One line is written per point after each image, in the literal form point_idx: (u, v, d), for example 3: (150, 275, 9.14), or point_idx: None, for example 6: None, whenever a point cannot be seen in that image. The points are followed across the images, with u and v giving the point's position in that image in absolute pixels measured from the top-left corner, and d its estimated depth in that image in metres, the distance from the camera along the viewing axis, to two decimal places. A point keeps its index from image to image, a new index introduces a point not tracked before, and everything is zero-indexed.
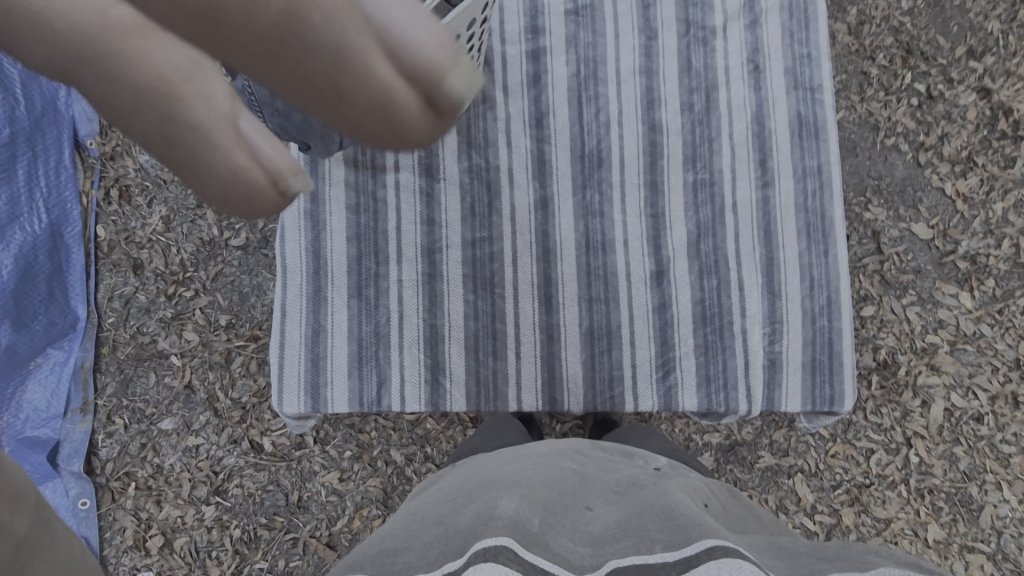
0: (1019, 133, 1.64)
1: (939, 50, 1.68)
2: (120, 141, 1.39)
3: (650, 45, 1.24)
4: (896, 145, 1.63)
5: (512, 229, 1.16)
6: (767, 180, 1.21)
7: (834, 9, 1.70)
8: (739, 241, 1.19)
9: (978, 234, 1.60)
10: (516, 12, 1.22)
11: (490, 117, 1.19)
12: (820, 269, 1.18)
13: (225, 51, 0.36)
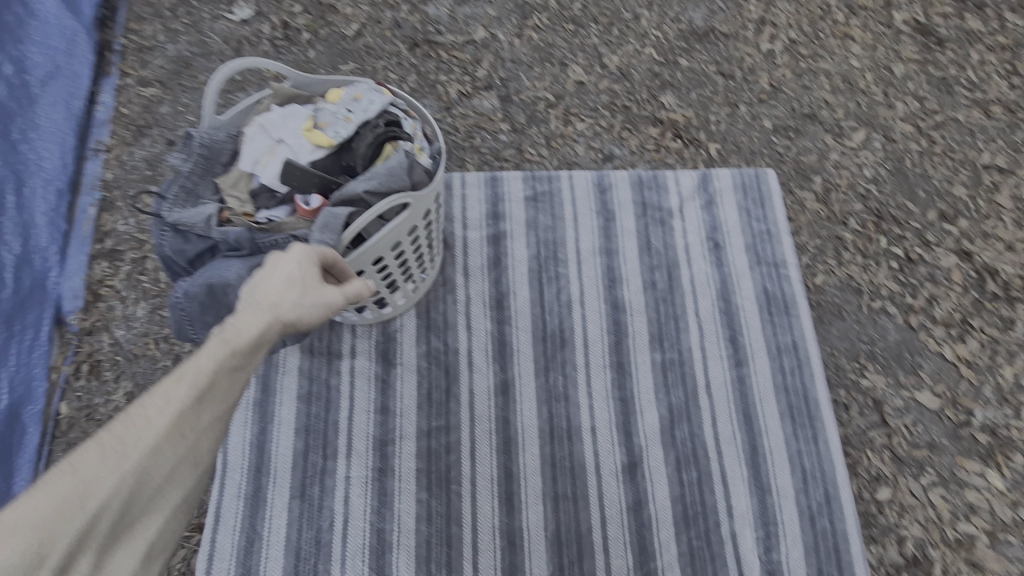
0: (1010, 294, 1.61)
1: (910, 214, 1.72)
2: (101, 317, 1.44)
3: (609, 226, 1.26)
4: (884, 307, 1.59)
5: (470, 417, 1.09)
6: (740, 358, 1.13)
7: (800, 178, 1.78)
8: (718, 427, 1.08)
9: (991, 402, 1.48)
10: (478, 200, 1.29)
11: (451, 299, 1.18)
12: (810, 458, 1.05)
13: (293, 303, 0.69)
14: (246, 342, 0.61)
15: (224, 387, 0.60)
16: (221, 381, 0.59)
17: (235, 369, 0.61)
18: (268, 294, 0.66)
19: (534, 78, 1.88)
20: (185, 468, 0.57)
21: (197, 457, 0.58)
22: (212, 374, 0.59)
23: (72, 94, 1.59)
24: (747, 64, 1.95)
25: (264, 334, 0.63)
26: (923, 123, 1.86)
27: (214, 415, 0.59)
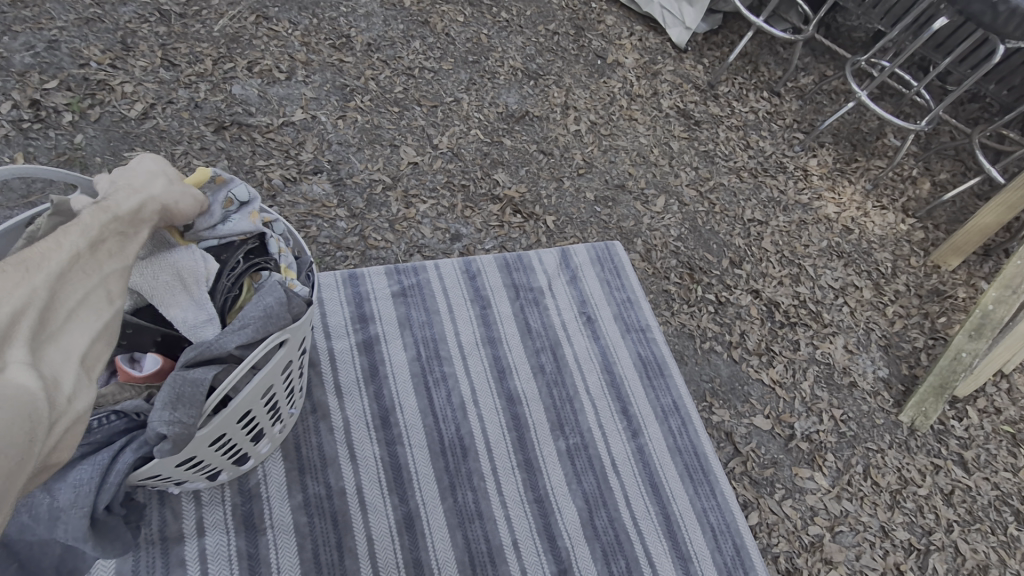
0: (792, 320, 1.99)
1: (711, 264, 2.04)
2: None
3: (486, 313, 1.21)
4: (712, 347, 1.83)
5: (372, 572, 0.89)
6: (635, 428, 1.16)
7: (624, 242, 1.98)
8: (632, 504, 1.07)
9: (803, 414, 1.77)
10: (339, 304, 1.13)
11: (324, 429, 0.99)
12: (715, 514, 1.10)
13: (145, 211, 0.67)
14: (126, 211, 0.64)
15: (114, 247, 0.62)
16: (111, 235, 0.62)
17: (121, 234, 0.63)
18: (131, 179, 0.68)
19: (366, 160, 1.78)
20: (95, 309, 0.57)
21: (106, 295, 0.58)
22: (101, 231, 0.60)
23: None
24: (562, 142, 2.14)
25: (141, 208, 0.66)
26: (701, 188, 2.25)
27: (108, 272, 0.60)
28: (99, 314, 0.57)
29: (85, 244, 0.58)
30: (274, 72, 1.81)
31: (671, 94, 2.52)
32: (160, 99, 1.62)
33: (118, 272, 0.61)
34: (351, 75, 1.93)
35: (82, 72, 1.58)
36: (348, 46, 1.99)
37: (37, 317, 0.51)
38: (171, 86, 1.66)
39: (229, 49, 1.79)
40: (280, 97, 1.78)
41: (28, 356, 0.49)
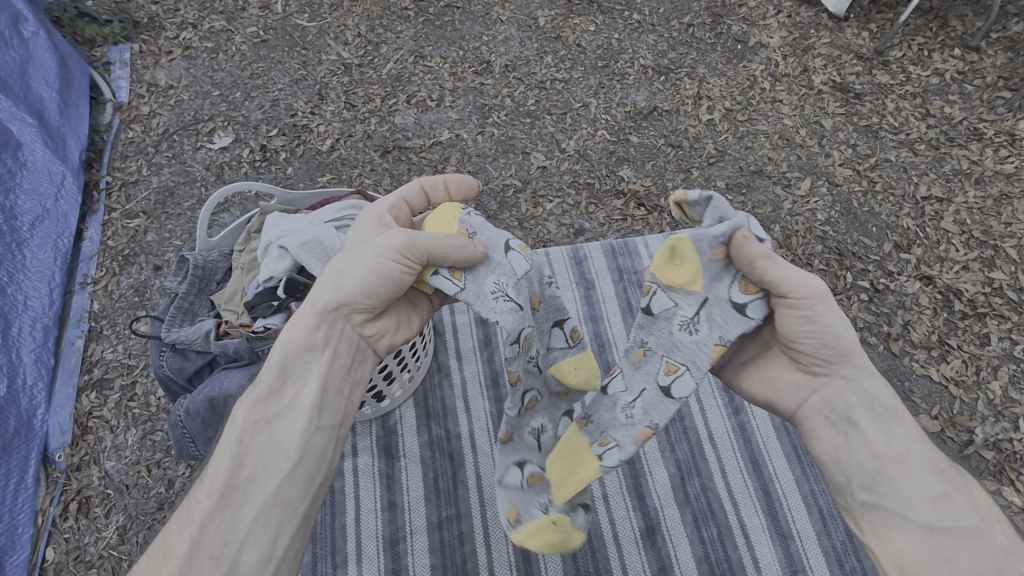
0: (979, 310, 1.70)
1: (868, 248, 1.84)
2: (89, 450, 1.39)
3: (590, 294, 1.32)
4: (864, 338, 1.66)
5: (480, 501, 1.07)
6: (737, 405, 1.17)
7: (759, 229, 1.89)
8: (728, 477, 1.09)
9: (988, 417, 1.52)
10: None
11: (446, 385, 1.20)
12: (825, 497, 1.07)
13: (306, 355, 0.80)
14: (285, 363, 0.79)
15: (275, 406, 0.77)
16: (276, 392, 0.78)
17: (278, 388, 0.78)
18: (319, 298, 0.82)
19: (501, 168, 2.02)
20: (269, 470, 0.73)
21: (281, 454, 0.74)
22: (259, 405, 0.77)
23: (60, 233, 1.68)
24: (692, 133, 2.12)
25: (303, 352, 0.79)
26: (860, 166, 2.03)
27: (274, 433, 0.75)
28: (273, 467, 0.73)
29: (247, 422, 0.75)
30: (427, 102, 2.16)
31: (825, 68, 2.29)
32: (343, 134, 2.06)
33: (284, 428, 0.75)
34: (490, 95, 2.19)
35: (293, 121, 2.08)
36: (489, 71, 2.26)
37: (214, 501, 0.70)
38: (352, 124, 2.09)
39: (394, 88, 2.19)
40: (432, 121, 2.11)
41: (209, 541, 0.68)
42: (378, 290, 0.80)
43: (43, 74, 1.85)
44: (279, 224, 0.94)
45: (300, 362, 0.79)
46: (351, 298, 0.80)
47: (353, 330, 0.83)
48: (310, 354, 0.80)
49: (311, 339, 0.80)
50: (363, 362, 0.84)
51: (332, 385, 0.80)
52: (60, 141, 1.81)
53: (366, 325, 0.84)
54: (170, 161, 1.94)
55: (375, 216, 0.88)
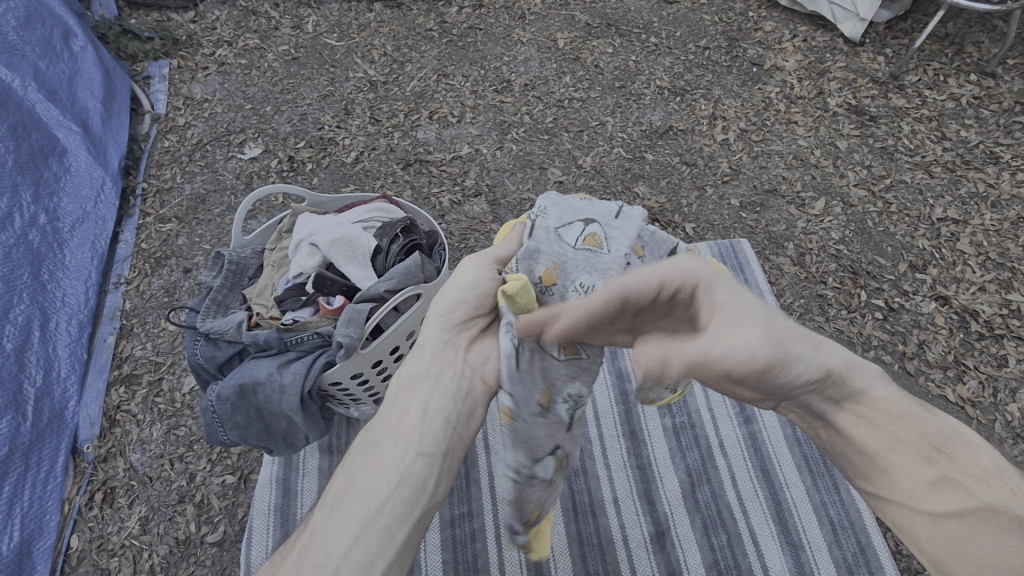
0: (996, 332, 1.69)
1: (883, 268, 1.84)
2: (116, 443, 1.44)
3: None
4: (878, 356, 1.66)
5: (492, 500, 1.10)
6: (748, 415, 1.19)
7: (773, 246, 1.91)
8: (738, 485, 1.11)
9: (1006, 440, 1.52)
10: None
11: None
12: (836, 508, 1.07)
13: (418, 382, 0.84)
14: (404, 381, 0.84)
15: (387, 427, 0.80)
16: (390, 412, 0.82)
17: (393, 410, 0.82)
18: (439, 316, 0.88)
19: (519, 182, 2.07)
20: (372, 485, 0.74)
21: (384, 471, 0.75)
22: (375, 430, 0.81)
23: (97, 235, 1.76)
24: (707, 152, 2.16)
25: (416, 373, 0.84)
26: (874, 186, 2.04)
27: (383, 452, 0.77)
28: (377, 483, 0.74)
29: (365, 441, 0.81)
30: (449, 118, 2.23)
31: (840, 91, 2.32)
32: (368, 148, 2.14)
33: (391, 446, 0.78)
34: (510, 113, 2.26)
35: (320, 134, 2.16)
36: (509, 89, 2.33)
37: (324, 515, 0.74)
38: (377, 137, 2.17)
39: (417, 104, 2.27)
40: (453, 137, 2.18)
41: (314, 547, 0.70)
42: (474, 294, 0.85)
43: (89, 86, 1.95)
44: (310, 224, 1.00)
45: (410, 381, 0.84)
46: (453, 314, 0.85)
47: (457, 358, 0.86)
48: (419, 377, 0.84)
49: (422, 366, 0.85)
50: (469, 390, 0.85)
51: (435, 411, 0.81)
52: (101, 148, 1.90)
53: (468, 352, 0.87)
54: (202, 169, 2.03)
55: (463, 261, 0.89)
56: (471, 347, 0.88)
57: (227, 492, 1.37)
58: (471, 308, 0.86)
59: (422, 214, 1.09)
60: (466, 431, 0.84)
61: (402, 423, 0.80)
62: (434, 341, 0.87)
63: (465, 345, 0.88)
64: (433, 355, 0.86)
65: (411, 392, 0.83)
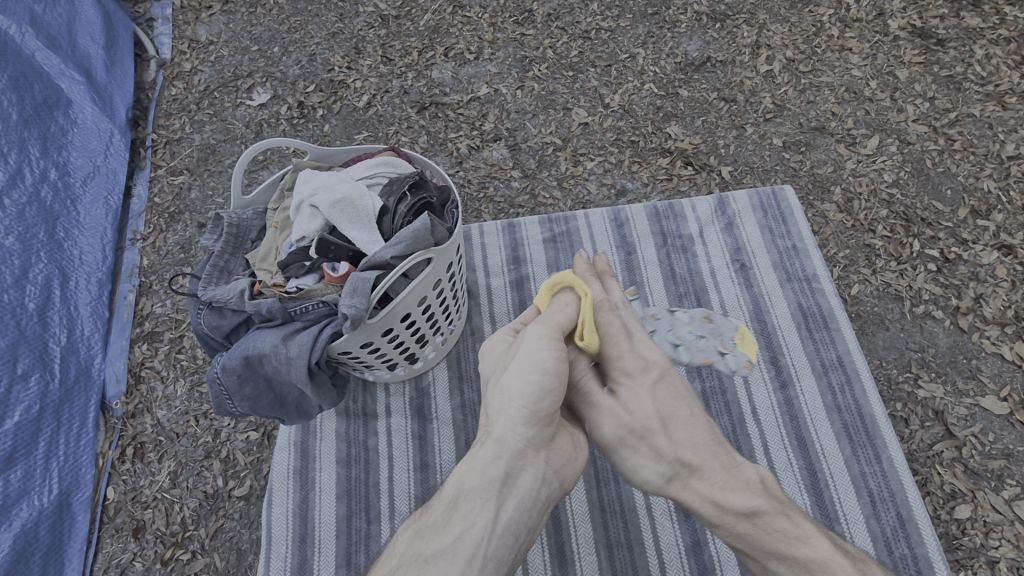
0: None
1: (940, 214, 1.68)
2: (142, 399, 1.47)
3: (630, 259, 1.28)
4: (929, 311, 1.54)
5: None
6: (785, 379, 1.13)
7: (818, 191, 1.75)
8: (772, 454, 1.06)
9: None
10: (498, 247, 1.31)
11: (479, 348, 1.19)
12: (877, 480, 1.03)
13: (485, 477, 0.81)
14: (473, 482, 0.81)
15: (450, 527, 0.79)
16: (457, 511, 0.80)
17: (459, 507, 0.80)
18: (510, 403, 0.82)
19: (540, 125, 1.93)
20: None
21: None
22: (441, 525, 0.80)
23: (110, 190, 1.73)
24: (748, 86, 1.96)
25: (487, 472, 0.81)
26: (937, 122, 1.83)
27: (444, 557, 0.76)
28: None
29: (429, 542, 0.78)
30: (465, 55, 2.07)
31: (903, 11, 2.05)
32: (380, 90, 2.01)
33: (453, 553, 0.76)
34: (531, 47, 2.08)
35: (330, 76, 2.04)
36: (530, 20, 2.13)
37: None
38: (389, 78, 2.04)
39: (432, 40, 2.11)
40: (469, 76, 2.03)
41: None
42: (552, 376, 0.81)
43: (89, 30, 1.86)
44: (311, 181, 0.93)
45: (482, 483, 0.80)
46: (528, 412, 0.81)
47: (537, 460, 0.83)
48: (489, 479, 0.80)
49: (490, 462, 0.81)
50: (542, 495, 0.83)
51: (506, 524, 0.79)
52: (107, 99, 1.84)
53: (547, 454, 0.84)
54: (211, 118, 1.95)
55: (536, 339, 0.84)
56: (552, 443, 0.85)
57: (251, 448, 1.38)
58: (544, 405, 0.81)
59: (433, 167, 1.00)
60: (528, 539, 0.83)
61: (468, 525, 0.78)
62: (509, 439, 0.81)
63: (545, 444, 0.84)
64: (507, 451, 0.81)
65: (474, 489, 0.80)
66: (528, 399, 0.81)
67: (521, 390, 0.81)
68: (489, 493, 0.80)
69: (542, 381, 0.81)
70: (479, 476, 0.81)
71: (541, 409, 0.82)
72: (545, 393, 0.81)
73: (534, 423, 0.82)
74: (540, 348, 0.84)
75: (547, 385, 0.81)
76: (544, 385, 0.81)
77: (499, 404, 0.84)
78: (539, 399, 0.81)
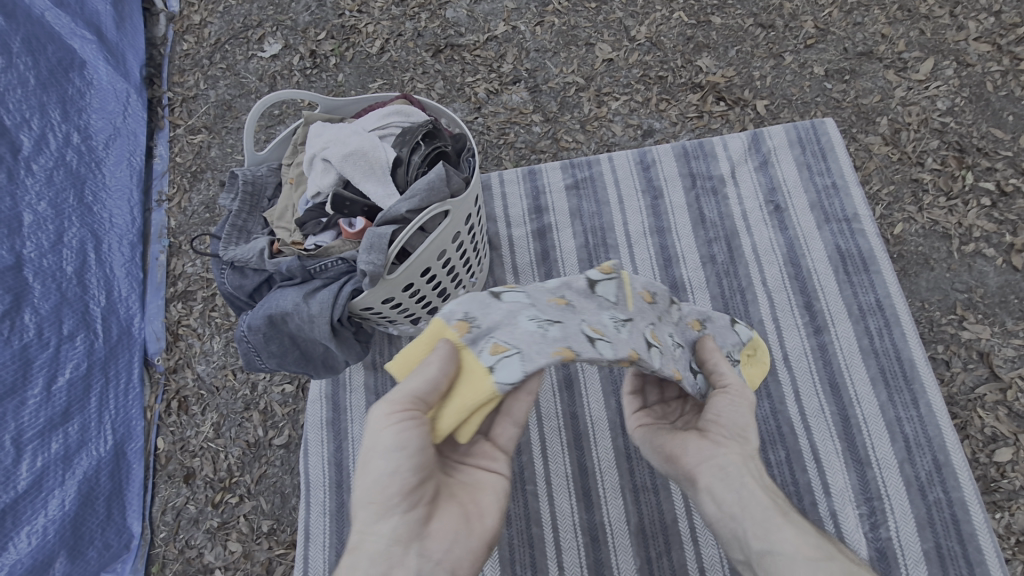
0: None
1: (998, 142, 1.55)
2: (182, 355, 1.53)
3: (657, 203, 1.23)
4: (979, 250, 1.45)
5: (537, 415, 1.10)
6: (819, 324, 1.09)
7: (862, 123, 1.63)
8: (803, 401, 1.04)
9: None
10: (519, 196, 1.28)
11: None
12: (913, 425, 1.00)
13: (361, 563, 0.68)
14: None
15: None
16: None
17: None
18: (368, 483, 0.70)
19: (561, 63, 1.83)
20: None
21: None
22: None
23: (132, 151, 1.74)
24: (788, 9, 1.80)
25: (361, 559, 0.69)
26: (1002, 39, 1.66)
27: None
28: None
29: None
30: None
31: None
32: (393, 34, 1.93)
33: None
34: None
35: (341, 21, 1.96)
36: None
37: None
38: (402, 21, 1.94)
39: None
40: (486, 13, 1.92)
41: None
42: (402, 456, 0.69)
43: None
44: (323, 134, 0.91)
45: (354, 571, 0.68)
46: (388, 485, 0.69)
47: (405, 543, 0.69)
48: (362, 566, 0.68)
49: (366, 540, 0.70)
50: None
51: None
52: (120, 57, 1.80)
53: (420, 533, 0.71)
54: (225, 72, 1.91)
55: (377, 411, 0.71)
56: (428, 528, 0.71)
57: (287, 400, 1.44)
58: (404, 470, 0.69)
59: (447, 114, 0.96)
60: None
61: None
62: (374, 515, 0.69)
63: (416, 527, 0.71)
64: (379, 529, 0.69)
65: None
66: (382, 470, 0.69)
67: (377, 469, 0.69)
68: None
69: (388, 449, 0.69)
70: (356, 565, 0.69)
71: (399, 480, 0.69)
72: (397, 460, 0.69)
73: (394, 500, 0.69)
74: (386, 419, 0.70)
75: (402, 449, 0.69)
76: (395, 450, 0.69)
77: (359, 485, 0.71)
78: (394, 466, 0.69)
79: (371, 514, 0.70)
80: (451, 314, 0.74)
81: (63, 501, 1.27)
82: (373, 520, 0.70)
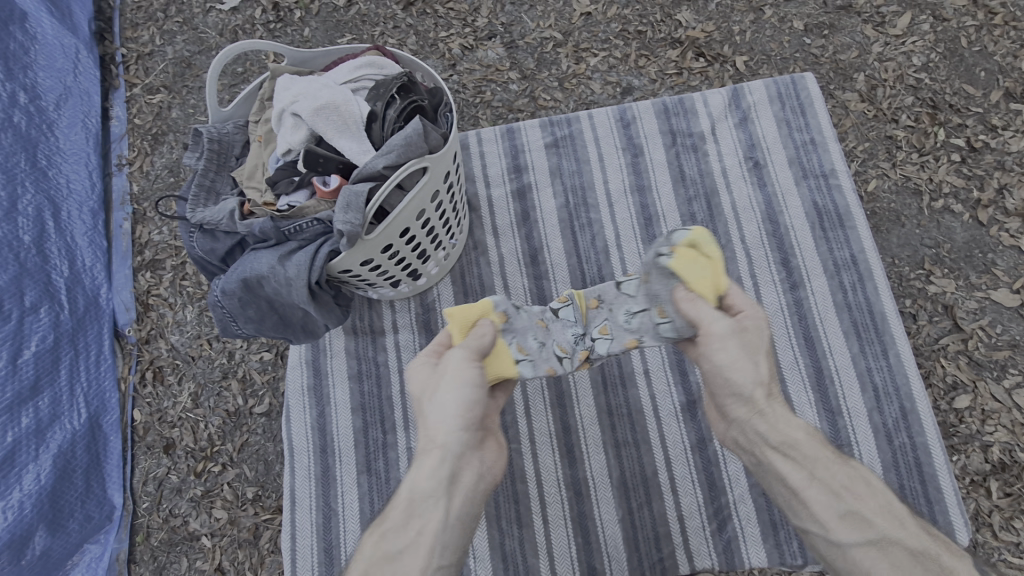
0: None
1: (970, 98, 1.57)
2: (154, 326, 1.48)
3: (637, 161, 1.22)
4: (948, 206, 1.48)
5: None
6: (795, 280, 1.11)
7: (840, 79, 1.62)
8: (778, 354, 1.07)
9: None
10: (497, 155, 1.25)
11: (484, 262, 1.17)
12: (882, 375, 1.04)
13: (437, 467, 0.79)
14: (425, 485, 0.78)
15: (403, 532, 0.76)
16: (413, 515, 0.77)
17: (411, 510, 0.77)
18: (452, 407, 0.81)
19: (538, 17, 1.77)
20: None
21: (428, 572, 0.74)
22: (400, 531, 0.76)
23: (86, 112, 1.64)
24: None
25: (436, 467, 0.79)
26: None
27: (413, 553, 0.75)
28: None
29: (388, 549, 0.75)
30: None
31: None
32: None
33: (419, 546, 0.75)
34: None
35: None
36: None
37: None
38: None
39: None
40: None
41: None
42: (475, 391, 0.82)
43: None
44: (292, 88, 0.87)
45: (431, 475, 0.78)
46: (465, 408, 0.81)
47: (472, 455, 0.83)
48: (437, 470, 0.79)
49: (439, 451, 0.80)
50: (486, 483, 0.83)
51: (455, 517, 0.78)
52: (65, 9, 1.67)
53: (479, 449, 0.85)
54: (181, 26, 1.79)
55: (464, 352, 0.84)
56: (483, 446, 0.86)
57: (266, 368, 1.42)
58: (477, 398, 0.82)
59: (421, 67, 0.92)
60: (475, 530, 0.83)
61: (427, 519, 0.76)
62: (451, 430, 0.80)
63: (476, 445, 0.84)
64: (453, 440, 0.80)
65: (426, 481, 0.78)
66: (458, 396, 0.81)
67: (462, 396, 0.81)
68: (440, 485, 0.78)
69: (466, 379, 0.82)
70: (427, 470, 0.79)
71: (478, 403, 0.82)
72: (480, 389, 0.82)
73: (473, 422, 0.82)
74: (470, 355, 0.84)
75: (473, 379, 0.82)
76: (476, 378, 0.82)
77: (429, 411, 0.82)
78: (478, 392, 0.82)
79: (444, 431, 0.80)
80: (501, 302, 0.90)
81: (39, 476, 1.25)
82: (441, 436, 0.80)
